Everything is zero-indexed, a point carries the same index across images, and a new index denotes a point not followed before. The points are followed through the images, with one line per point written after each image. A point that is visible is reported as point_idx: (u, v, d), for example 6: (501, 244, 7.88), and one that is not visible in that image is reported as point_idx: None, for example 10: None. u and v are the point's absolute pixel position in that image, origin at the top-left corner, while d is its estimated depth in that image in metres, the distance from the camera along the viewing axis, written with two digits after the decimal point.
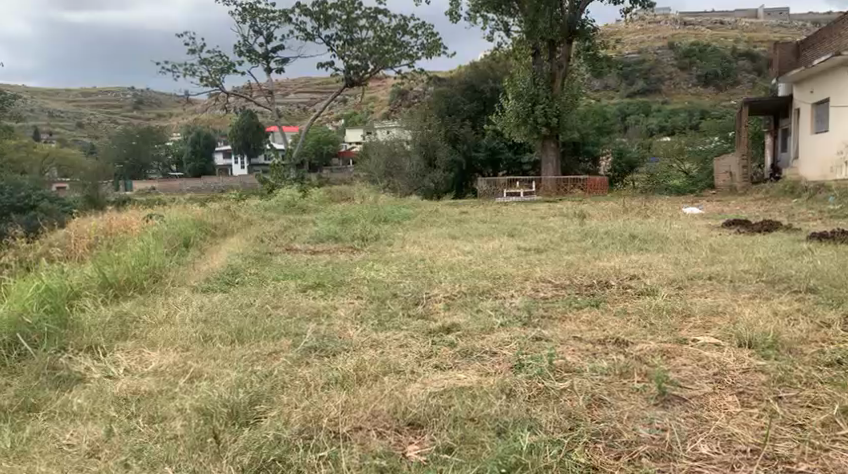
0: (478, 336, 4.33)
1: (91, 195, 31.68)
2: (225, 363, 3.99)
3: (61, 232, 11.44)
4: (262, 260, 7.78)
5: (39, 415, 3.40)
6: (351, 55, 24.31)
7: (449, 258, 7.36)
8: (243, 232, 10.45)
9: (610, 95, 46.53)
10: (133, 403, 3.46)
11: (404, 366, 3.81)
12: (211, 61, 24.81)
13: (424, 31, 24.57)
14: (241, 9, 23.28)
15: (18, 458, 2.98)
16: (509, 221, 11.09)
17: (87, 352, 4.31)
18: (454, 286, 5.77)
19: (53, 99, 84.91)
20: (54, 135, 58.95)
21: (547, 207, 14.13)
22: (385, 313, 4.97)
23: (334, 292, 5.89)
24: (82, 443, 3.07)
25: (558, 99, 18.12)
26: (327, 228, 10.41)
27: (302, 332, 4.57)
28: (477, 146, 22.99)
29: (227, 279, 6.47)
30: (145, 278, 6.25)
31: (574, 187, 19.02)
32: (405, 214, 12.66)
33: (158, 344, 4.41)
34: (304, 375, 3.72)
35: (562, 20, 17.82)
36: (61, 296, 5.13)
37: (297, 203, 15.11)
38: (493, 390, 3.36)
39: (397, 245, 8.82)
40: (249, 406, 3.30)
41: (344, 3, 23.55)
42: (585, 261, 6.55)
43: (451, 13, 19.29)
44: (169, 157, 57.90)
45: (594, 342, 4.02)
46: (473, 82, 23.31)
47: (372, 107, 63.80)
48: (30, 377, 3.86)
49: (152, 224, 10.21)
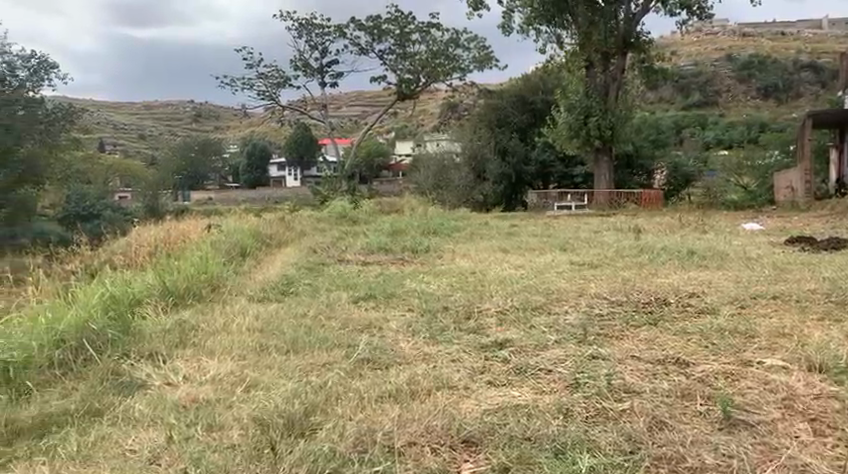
0: (532, 352, 4.28)
1: (152, 205, 32.68)
2: (281, 374, 4.05)
3: (123, 240, 11.85)
4: (315, 270, 7.89)
5: (103, 420, 3.49)
6: (404, 69, 24.45)
7: (501, 271, 7.32)
8: (297, 243, 10.62)
9: (665, 106, 45.78)
10: (192, 411, 3.53)
11: (457, 381, 3.79)
12: (269, 75, 25.42)
13: (476, 44, 24.62)
14: (297, 23, 23.79)
15: (84, 463, 3.06)
16: (560, 235, 11.00)
17: (148, 359, 4.41)
18: (506, 299, 5.74)
19: (117, 112, 88.13)
20: (118, 146, 61.10)
21: (600, 221, 13.95)
22: (436, 327, 4.97)
23: (385, 303, 5.92)
24: (143, 449, 3.14)
25: (612, 112, 17.88)
26: (378, 239, 10.52)
27: (355, 344, 4.60)
28: (528, 159, 22.62)
29: (281, 289, 6.59)
30: (203, 287, 6.43)
31: (627, 199, 18.41)
32: (454, 226, 12.67)
33: (215, 353, 4.49)
34: (357, 387, 3.73)
35: (616, 32, 17.59)
36: (124, 304, 5.33)
37: (348, 214, 15.27)
38: (550, 410, 3.30)
39: (447, 257, 8.85)
40: (304, 417, 3.33)
41: (397, 17, 23.78)
42: (643, 277, 6.40)
43: (504, 26, 19.26)
44: (226, 169, 59.39)
45: (653, 362, 3.92)
46: (524, 93, 23.20)
47: (424, 119, 64.33)
48: (94, 382, 3.97)
49: (210, 233, 10.52)
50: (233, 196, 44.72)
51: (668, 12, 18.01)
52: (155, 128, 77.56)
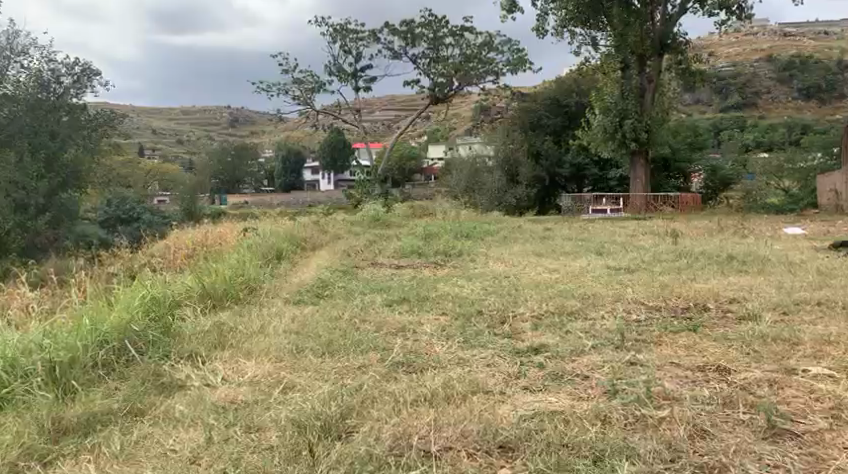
0: (568, 358, 4.23)
1: (189, 208, 33.22)
2: (316, 376, 4.08)
3: (162, 243, 12.06)
4: (348, 273, 7.93)
5: (144, 420, 3.56)
6: (437, 73, 24.42)
7: (535, 276, 7.26)
8: (331, 246, 10.70)
9: (703, 108, 45.14)
10: (231, 412, 3.57)
11: (492, 386, 3.77)
12: (303, 80, 25.66)
13: (510, 47, 24.53)
14: (332, 29, 23.97)
15: (126, 462, 3.12)
16: (595, 239, 10.89)
17: (188, 360, 4.48)
18: (541, 304, 5.69)
19: (156, 118, 89.91)
20: (157, 151, 62.28)
21: (636, 224, 13.77)
22: (471, 331, 4.95)
23: (419, 307, 5.92)
24: (184, 449, 3.18)
25: (648, 114, 17.65)
26: (411, 243, 10.53)
27: (389, 347, 4.61)
28: (561, 162, 22.45)
29: (316, 292, 6.64)
30: (241, 290, 6.51)
31: (664, 203, 18.17)
32: (488, 229, 12.62)
33: (253, 354, 4.54)
34: (393, 391, 3.74)
35: (653, 33, 17.34)
36: (164, 306, 5.42)
37: (381, 218, 15.32)
38: (587, 416, 3.27)
39: (481, 261, 8.81)
40: (341, 420, 3.36)
41: (431, 21, 23.80)
42: (681, 282, 6.30)
43: (538, 29, 19.15)
44: (261, 172, 60.10)
45: (692, 368, 3.86)
46: (557, 96, 23.07)
47: (458, 122, 64.36)
48: (136, 382, 4.05)
49: (246, 235, 10.65)
50: (269, 200, 45.21)
51: (707, 12, 17.69)
52: (193, 133, 78.93)
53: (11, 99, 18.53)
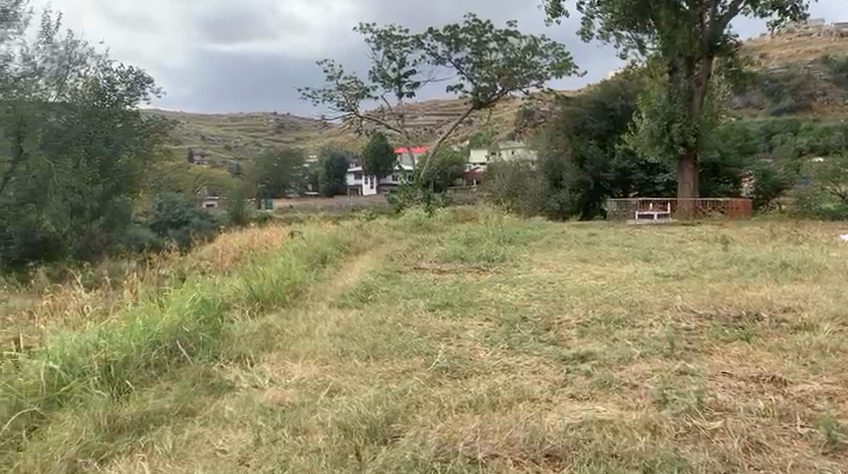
0: (616, 367, 4.17)
1: (236, 212, 33.85)
2: (362, 379, 4.11)
3: (210, 246, 12.31)
4: (392, 277, 7.96)
5: (195, 420, 3.64)
6: (480, 77, 24.34)
7: (581, 282, 7.17)
8: (375, 250, 10.77)
9: (754, 111, 44.10)
10: (278, 414, 3.61)
11: (538, 393, 3.73)
12: (348, 86, 25.89)
13: (555, 51, 24.35)
14: (376, 35, 24.14)
15: (179, 460, 3.19)
16: (642, 245, 10.71)
17: (237, 362, 4.57)
18: (588, 311, 5.61)
19: (205, 124, 91.81)
20: (206, 157, 63.63)
21: (684, 230, 13.51)
22: (516, 337, 4.91)
23: (462, 312, 5.90)
24: (233, 450, 3.25)
25: (696, 117, 17.28)
26: (454, 248, 10.52)
27: (434, 352, 4.60)
28: (607, 167, 22.20)
29: (359, 296, 6.68)
30: (287, 293, 6.61)
31: (713, 209, 17.92)
32: (532, 235, 12.51)
33: (300, 357, 4.60)
34: (438, 396, 3.73)
35: (702, 35, 17.02)
36: (214, 308, 5.52)
37: (423, 222, 15.35)
38: (637, 425, 3.21)
39: (524, 266, 8.74)
40: (386, 424, 3.37)
41: (475, 26, 23.80)
42: (732, 290, 6.15)
43: (583, 32, 18.96)
44: (306, 178, 60.85)
45: (746, 379, 3.76)
46: (603, 100, 22.82)
47: (502, 127, 64.16)
48: (187, 383, 4.14)
49: (292, 239, 10.80)
50: (313, 204, 45.70)
51: (759, 12, 17.29)
52: (241, 139, 80.40)
53: (69, 107, 18.44)
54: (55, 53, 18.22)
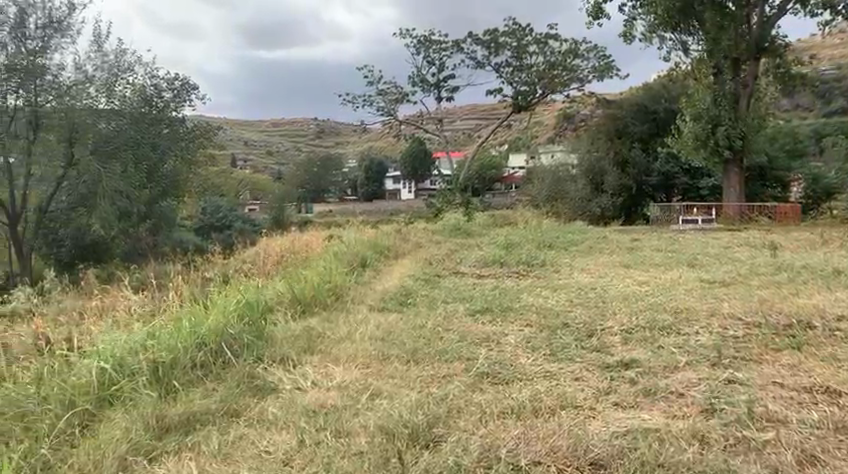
0: (661, 374, 4.09)
1: (277, 216, 34.32)
2: (403, 383, 4.12)
3: (252, 250, 12.50)
4: (431, 281, 7.96)
5: (240, 421, 3.70)
6: (520, 81, 24.21)
7: (624, 288, 7.06)
8: (413, 254, 10.79)
9: (803, 113, 42.86)
10: (322, 416, 3.64)
11: (582, 401, 3.68)
12: (387, 91, 26.02)
13: (596, 54, 24.09)
14: (416, 41, 24.22)
15: (225, 460, 3.25)
16: (686, 250, 10.49)
17: (280, 364, 4.63)
18: (631, 318, 5.51)
19: (247, 130, 93.27)
20: (248, 163, 64.62)
21: (730, 236, 13.22)
22: (558, 343, 4.87)
23: (502, 317, 5.86)
24: (277, 451, 3.29)
25: (742, 120, 16.89)
26: (494, 252, 10.46)
27: (475, 357, 4.59)
28: (649, 171, 22.01)
29: (400, 300, 6.71)
30: (328, 295, 6.67)
31: (760, 213, 17.42)
32: (572, 240, 12.38)
33: (341, 360, 4.63)
34: (479, 402, 3.71)
35: (749, 36, 16.64)
36: (257, 311, 5.60)
37: (462, 227, 15.34)
38: (685, 435, 3.16)
39: (565, 271, 8.65)
40: (428, 428, 3.37)
41: (515, 30, 23.68)
42: (782, 297, 5.98)
43: (626, 34, 18.72)
44: (345, 183, 61.33)
45: (798, 390, 3.67)
46: (646, 103, 22.46)
47: (542, 131, 63.66)
48: (232, 384, 4.21)
49: (332, 243, 10.89)
50: (352, 209, 46.01)
51: (809, 12, 16.84)
52: (282, 144, 81.42)
53: (118, 113, 18.32)
54: (105, 61, 18.41)
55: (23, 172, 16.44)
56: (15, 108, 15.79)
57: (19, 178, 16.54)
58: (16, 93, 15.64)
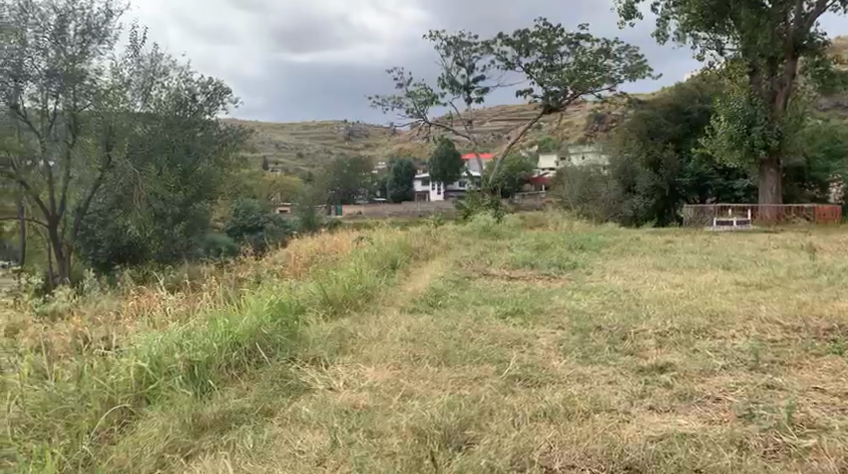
0: (697, 379, 4.03)
1: (308, 218, 34.59)
2: (435, 384, 4.12)
3: (282, 251, 12.59)
4: (461, 283, 7.94)
5: (274, 420, 3.74)
6: (550, 82, 24.04)
7: (657, 291, 6.96)
8: (443, 256, 10.77)
9: (842, 111, 41.83)
10: (355, 416, 3.67)
11: (616, 405, 3.64)
12: (417, 93, 26.04)
13: (629, 53, 23.80)
14: (445, 42, 24.20)
15: (259, 459, 3.28)
16: (721, 252, 10.30)
17: (312, 364, 4.66)
18: (666, 321, 5.43)
19: (278, 132, 94.10)
20: (280, 165, 65.21)
21: (766, 238, 12.96)
22: (589, 347, 4.82)
23: (533, 320, 5.83)
24: (311, 451, 3.32)
25: (779, 120, 16.56)
26: (523, 254, 10.39)
27: (505, 359, 4.57)
28: (683, 171, 21.64)
29: (430, 301, 6.71)
30: (358, 296, 6.69)
31: (797, 215, 17.06)
32: (603, 241, 12.27)
33: (372, 360, 4.65)
34: (511, 404, 3.70)
35: (786, 34, 16.23)
36: (290, 312, 5.64)
37: (492, 228, 15.28)
38: (723, 440, 3.12)
39: (596, 274, 8.55)
40: (460, 430, 3.37)
41: (545, 30, 23.50)
42: (822, 301, 5.83)
43: (658, 34, 18.49)
44: (375, 184, 61.50)
45: (841, 396, 3.59)
46: (678, 103, 22.07)
47: (573, 131, 63.12)
48: (266, 383, 4.26)
49: (362, 245, 10.93)
50: (381, 210, 46.13)
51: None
52: (312, 147, 81.95)
53: (153, 117, 18.47)
54: (141, 66, 18.64)
55: (61, 176, 17.18)
56: (55, 112, 16.43)
57: (57, 183, 17.33)
58: (55, 98, 16.06)
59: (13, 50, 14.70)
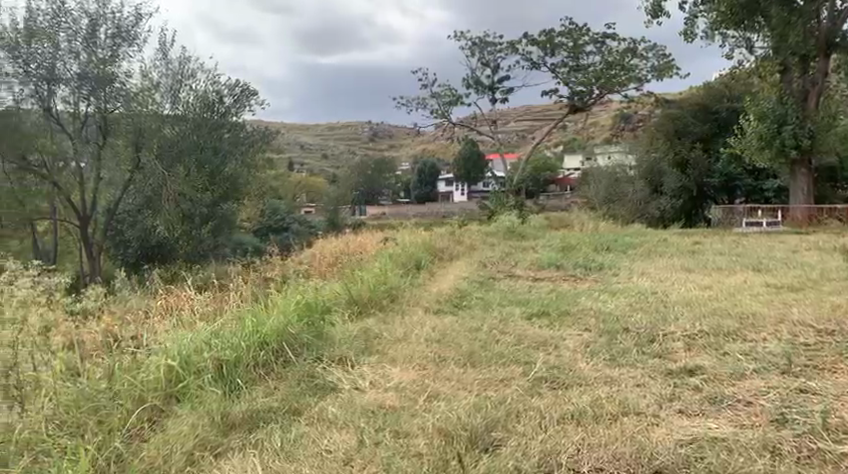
0: (728, 382, 3.97)
1: (333, 218, 34.76)
2: (460, 386, 4.11)
3: (307, 251, 12.68)
4: (486, 284, 7.92)
5: (301, 419, 3.76)
6: (576, 82, 23.87)
7: (685, 292, 6.90)
8: (468, 257, 10.75)
9: None
10: (381, 416, 3.68)
11: (645, 408, 3.61)
12: (441, 93, 26.02)
13: (656, 53, 23.54)
14: (470, 43, 24.15)
15: (287, 458, 3.31)
16: (750, 254, 10.15)
17: (338, 363, 4.68)
18: (694, 324, 5.36)
19: (303, 134, 94.73)
20: (305, 166, 65.61)
21: (796, 239, 12.73)
22: (617, 349, 4.78)
23: (559, 321, 5.79)
24: (338, 450, 3.33)
25: (810, 119, 16.27)
26: (549, 255, 10.35)
27: (532, 361, 4.54)
28: (711, 172, 21.35)
29: (455, 302, 6.71)
30: (383, 297, 6.71)
31: (830, 216, 16.71)
32: (630, 243, 12.15)
33: (398, 361, 4.66)
34: (538, 406, 3.68)
35: (818, 32, 15.94)
36: (316, 312, 5.68)
37: (517, 229, 15.22)
38: (755, 445, 3.09)
39: (623, 275, 8.48)
40: (486, 431, 3.36)
41: (571, 30, 23.33)
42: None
43: (686, 33, 18.28)
44: (398, 185, 61.62)
45: None
46: (706, 102, 21.80)
47: (598, 131, 62.68)
48: (293, 383, 4.30)
49: (386, 245, 10.96)
50: (405, 211, 46.19)
51: None
52: (337, 148, 82.36)
53: (181, 118, 18.74)
54: (169, 69, 18.89)
55: (93, 177, 17.38)
56: (86, 114, 16.48)
57: (88, 183, 17.49)
58: (87, 100, 16.22)
59: (45, 53, 15.33)
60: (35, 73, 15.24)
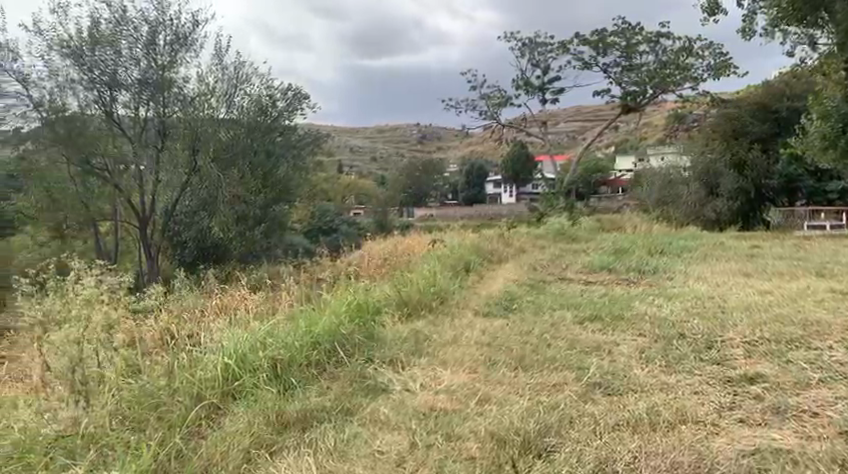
0: (791, 391, 3.84)
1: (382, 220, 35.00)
2: (512, 390, 4.08)
3: (357, 252, 12.79)
4: (536, 287, 7.85)
5: (354, 419, 3.79)
6: (629, 82, 23.44)
7: (745, 297, 6.70)
8: (517, 259, 10.67)
9: None
10: (432, 418, 3.68)
11: (703, 416, 3.51)
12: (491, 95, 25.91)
13: (712, 51, 22.93)
14: (520, 44, 24.00)
15: (340, 457, 3.33)
16: (813, 258, 9.81)
17: (390, 365, 4.70)
18: (753, 330, 5.20)
19: (353, 136, 95.71)
20: (354, 169, 66.24)
21: None
22: (674, 355, 4.67)
23: (612, 326, 5.69)
24: (391, 452, 3.34)
25: None
26: (601, 258, 10.20)
27: (585, 366, 4.48)
28: (770, 173, 20.72)
29: (505, 305, 6.67)
30: (433, 299, 6.71)
31: None
32: (684, 246, 11.89)
33: (449, 363, 4.64)
34: (592, 413, 3.61)
35: None
36: (368, 313, 5.71)
37: (567, 231, 15.04)
38: (821, 459, 2.98)
39: (679, 279, 8.29)
40: (539, 437, 3.33)
41: (624, 29, 22.93)
42: None
43: (744, 30, 17.74)
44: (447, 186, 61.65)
45: None
46: (766, 101, 21.12)
47: (651, 132, 61.54)
48: (346, 383, 4.34)
49: (435, 247, 10.98)
50: (454, 213, 46.17)
51: None
52: (386, 150, 82.93)
53: (236, 123, 19.07)
54: (226, 74, 18.83)
55: (152, 179, 17.59)
56: (146, 118, 16.90)
57: (148, 185, 17.64)
58: (147, 105, 16.73)
59: (108, 59, 15.94)
60: (99, 79, 15.99)
